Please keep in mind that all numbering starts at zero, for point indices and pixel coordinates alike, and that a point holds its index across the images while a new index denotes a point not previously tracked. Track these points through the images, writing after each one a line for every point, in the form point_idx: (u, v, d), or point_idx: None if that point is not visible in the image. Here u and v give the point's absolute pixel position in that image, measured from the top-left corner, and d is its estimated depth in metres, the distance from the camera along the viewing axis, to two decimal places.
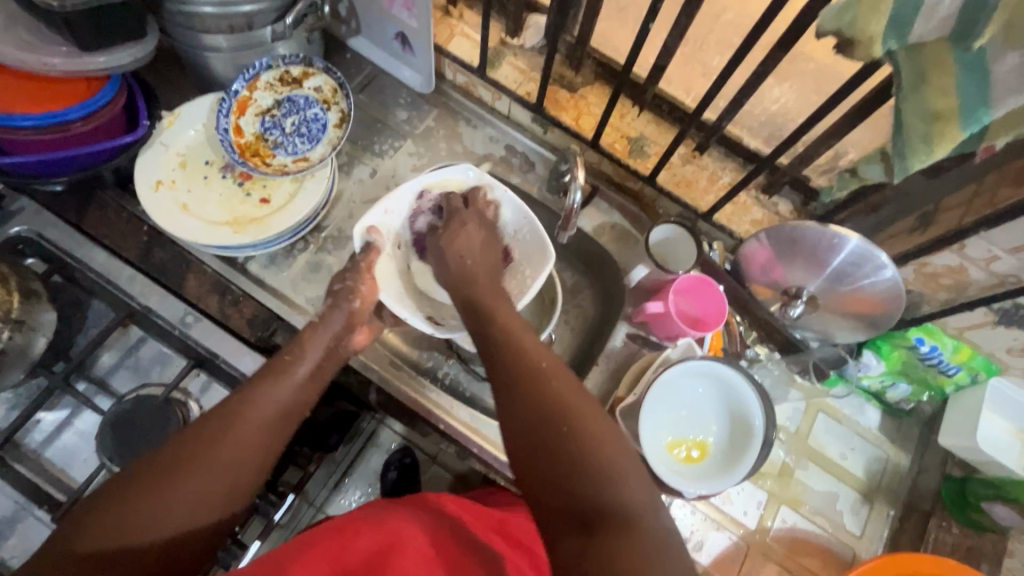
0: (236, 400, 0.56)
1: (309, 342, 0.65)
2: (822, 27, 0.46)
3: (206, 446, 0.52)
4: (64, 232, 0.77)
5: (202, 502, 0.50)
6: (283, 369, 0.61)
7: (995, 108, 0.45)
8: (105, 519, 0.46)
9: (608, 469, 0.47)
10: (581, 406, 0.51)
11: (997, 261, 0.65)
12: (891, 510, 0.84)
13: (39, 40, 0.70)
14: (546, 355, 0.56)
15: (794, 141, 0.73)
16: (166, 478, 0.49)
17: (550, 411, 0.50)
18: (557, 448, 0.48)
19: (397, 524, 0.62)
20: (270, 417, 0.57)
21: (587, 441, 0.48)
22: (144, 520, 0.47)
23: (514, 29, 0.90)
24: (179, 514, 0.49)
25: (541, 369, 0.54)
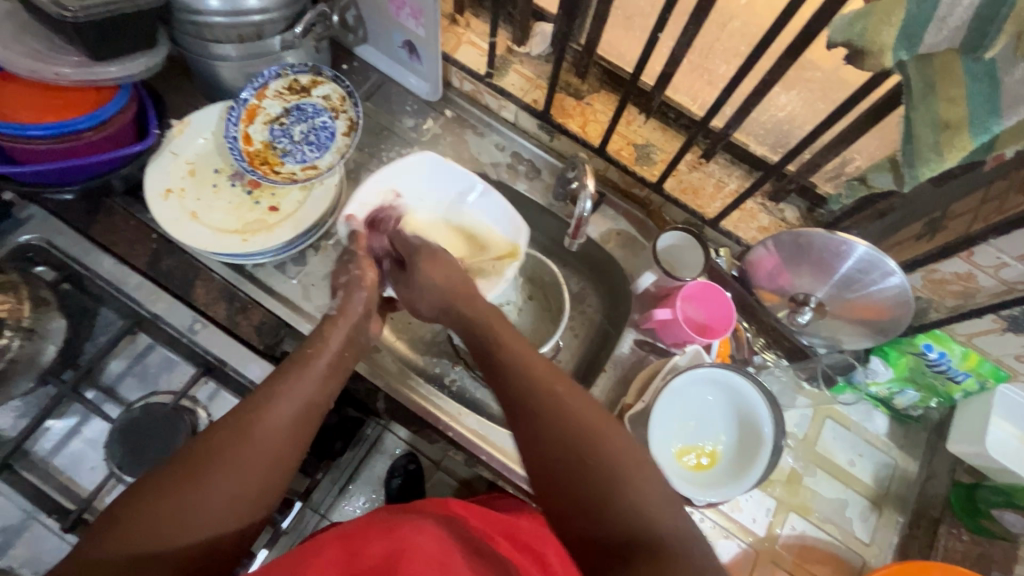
0: (264, 397, 0.55)
1: (329, 336, 0.64)
2: (831, 37, 0.46)
3: (236, 443, 0.51)
4: (72, 239, 0.78)
5: (231, 508, 0.49)
6: (305, 362, 0.59)
7: (1007, 117, 0.45)
8: (140, 520, 0.46)
9: (632, 493, 0.47)
10: (612, 442, 0.49)
11: (1005, 268, 0.65)
12: (900, 517, 0.84)
13: (50, 49, 0.70)
14: (559, 379, 0.54)
15: (802, 149, 0.73)
16: (197, 479, 0.48)
17: (572, 435, 0.50)
18: (580, 489, 0.48)
19: (408, 532, 0.60)
20: (298, 413, 0.56)
21: (615, 461, 0.48)
22: (180, 518, 0.47)
23: (520, 37, 0.90)
24: (211, 520, 0.48)
25: (555, 397, 0.52)
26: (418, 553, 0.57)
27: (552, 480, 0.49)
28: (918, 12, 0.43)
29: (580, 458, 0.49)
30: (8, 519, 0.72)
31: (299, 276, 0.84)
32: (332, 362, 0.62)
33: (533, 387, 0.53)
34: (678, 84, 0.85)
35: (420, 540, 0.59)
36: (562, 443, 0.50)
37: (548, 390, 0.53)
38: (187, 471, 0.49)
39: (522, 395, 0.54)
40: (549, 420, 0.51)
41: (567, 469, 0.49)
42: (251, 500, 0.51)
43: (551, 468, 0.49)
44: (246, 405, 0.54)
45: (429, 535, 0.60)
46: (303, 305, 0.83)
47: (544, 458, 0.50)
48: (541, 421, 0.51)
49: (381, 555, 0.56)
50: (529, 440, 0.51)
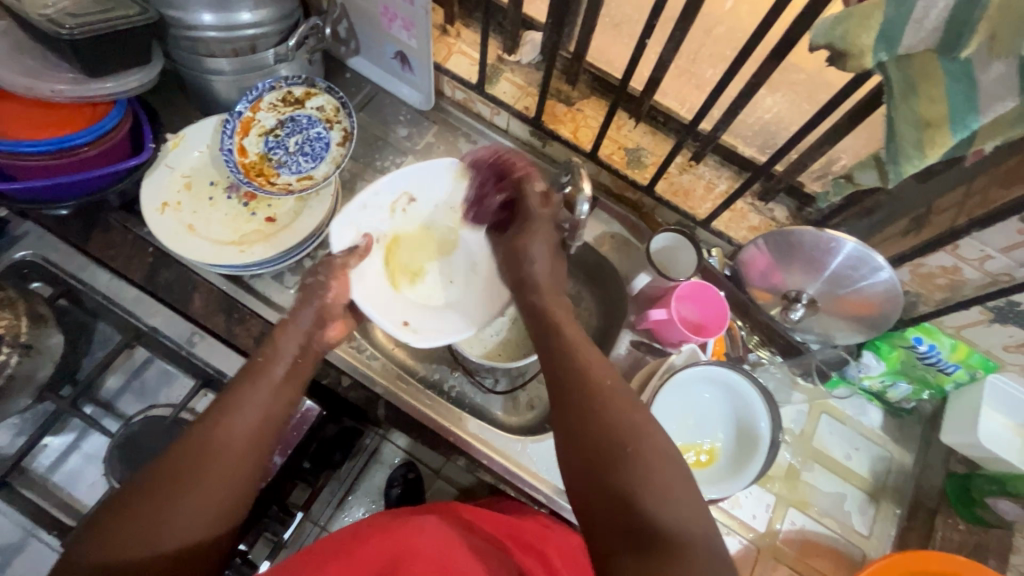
0: (219, 410, 0.56)
1: (281, 341, 0.65)
2: (813, 41, 0.48)
3: (195, 456, 0.52)
4: (69, 255, 0.78)
5: (187, 521, 0.49)
6: (258, 371, 0.60)
7: (982, 115, 0.47)
8: (100, 541, 0.47)
9: (659, 484, 0.48)
10: (640, 426, 0.51)
11: (989, 260, 0.67)
12: (898, 509, 0.84)
13: (45, 66, 0.71)
14: (608, 374, 0.56)
15: (789, 149, 0.74)
16: (150, 495, 0.49)
17: (615, 429, 0.51)
18: (603, 470, 0.49)
19: (409, 532, 0.60)
20: (255, 424, 0.56)
21: (650, 458, 0.49)
22: (142, 535, 0.48)
23: (511, 46, 0.92)
24: (168, 535, 0.48)
25: (597, 384, 0.54)
26: (417, 556, 0.57)
27: (586, 465, 0.51)
28: (896, 15, 0.44)
29: (617, 438, 0.50)
30: (9, 536, 0.71)
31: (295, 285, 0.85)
32: (288, 364, 0.63)
33: (585, 371, 0.56)
34: (666, 89, 0.87)
35: (420, 541, 0.59)
36: (597, 428, 0.52)
37: (596, 374, 0.56)
38: (143, 488, 0.50)
39: (576, 383, 0.55)
40: (593, 418, 0.52)
41: (596, 452, 0.51)
42: (215, 508, 0.51)
43: (581, 453, 0.51)
44: (198, 420, 0.55)
45: (430, 536, 0.60)
46: None
47: (583, 441, 0.52)
48: (582, 408, 0.53)
49: (382, 557, 0.56)
50: (567, 428, 0.53)
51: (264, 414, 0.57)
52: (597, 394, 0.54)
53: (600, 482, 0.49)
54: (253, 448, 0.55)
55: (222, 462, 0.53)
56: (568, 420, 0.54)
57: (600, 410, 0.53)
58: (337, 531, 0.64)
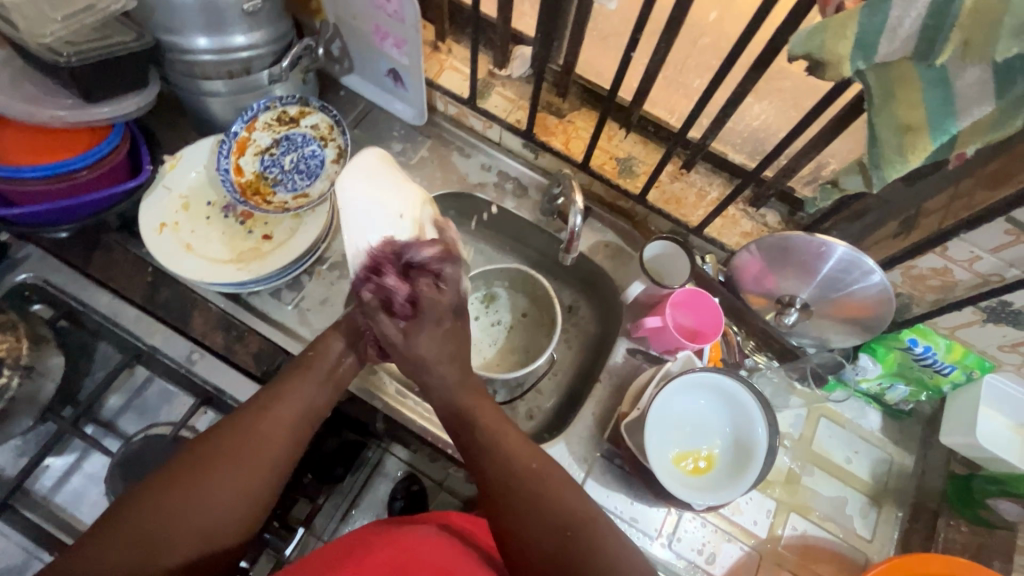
0: (269, 398, 0.62)
1: (332, 335, 0.70)
2: (792, 51, 0.49)
3: (246, 437, 0.58)
4: (69, 275, 0.79)
5: (237, 493, 0.55)
6: (308, 365, 0.66)
7: (961, 119, 0.48)
8: (149, 511, 0.52)
9: (551, 494, 0.60)
10: (583, 515, 0.59)
11: (979, 261, 0.67)
12: (899, 512, 0.84)
13: (45, 93, 0.72)
14: (497, 417, 0.67)
15: (777, 155, 0.75)
16: (207, 469, 0.55)
17: (507, 465, 0.62)
18: (510, 500, 0.60)
19: (410, 540, 0.60)
20: (299, 413, 0.62)
21: (543, 481, 0.61)
22: (192, 505, 0.53)
23: (501, 60, 0.93)
24: (217, 507, 0.54)
25: (528, 475, 0.61)
26: (418, 564, 0.57)
27: (518, 547, 0.58)
28: (871, 24, 0.45)
29: (556, 530, 0.58)
30: (11, 559, 0.72)
31: (293, 301, 0.86)
32: (336, 360, 0.68)
33: (510, 462, 0.62)
34: (655, 99, 0.88)
35: (420, 548, 0.59)
36: (534, 519, 0.58)
37: (531, 466, 0.62)
38: (197, 463, 0.55)
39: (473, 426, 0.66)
40: (491, 455, 0.63)
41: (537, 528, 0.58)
42: (254, 489, 0.56)
43: (528, 533, 0.58)
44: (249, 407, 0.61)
45: (429, 543, 0.61)
46: (298, 330, 0.84)
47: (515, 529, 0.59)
48: (505, 500, 0.60)
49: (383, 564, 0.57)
50: (503, 510, 0.60)
51: (309, 406, 0.63)
52: (527, 483, 0.60)
53: (542, 560, 0.57)
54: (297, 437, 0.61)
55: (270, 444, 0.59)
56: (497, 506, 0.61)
57: (532, 503, 0.59)
58: (342, 537, 0.64)
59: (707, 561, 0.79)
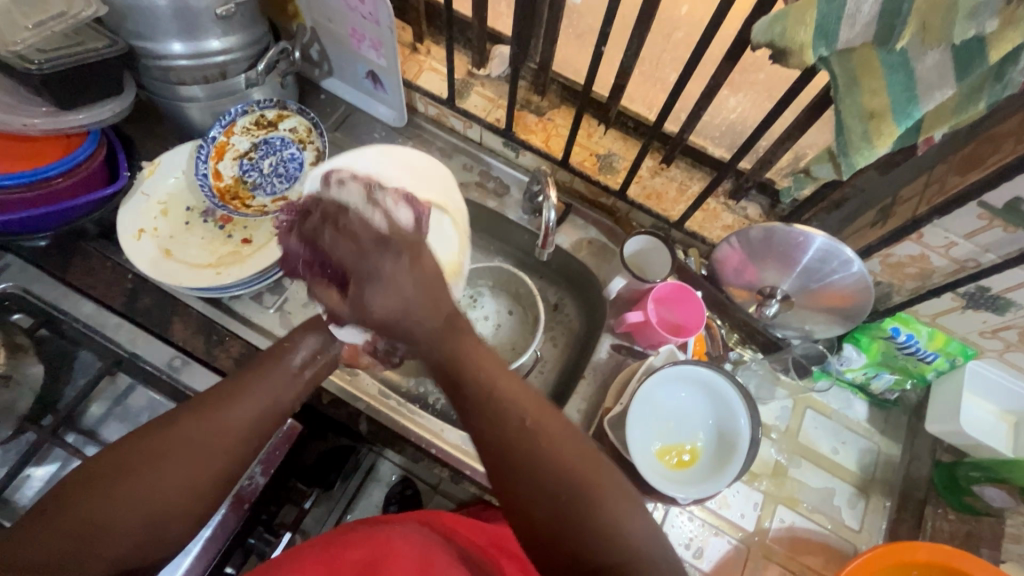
0: (230, 389, 0.58)
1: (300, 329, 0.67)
2: (755, 40, 0.49)
3: (201, 430, 0.54)
4: (48, 284, 0.79)
5: (186, 492, 0.52)
6: (276, 359, 0.62)
7: (924, 103, 0.48)
8: (88, 504, 0.48)
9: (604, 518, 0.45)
10: (598, 484, 0.46)
11: (955, 247, 0.67)
12: (887, 502, 0.84)
13: (17, 101, 0.71)
14: (536, 402, 0.49)
15: (752, 147, 0.75)
16: (151, 461, 0.51)
17: (558, 469, 0.46)
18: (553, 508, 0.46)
19: (386, 538, 0.62)
20: (259, 412, 0.58)
21: (599, 500, 0.45)
22: (135, 498, 0.50)
23: (479, 60, 0.93)
24: (163, 506, 0.51)
25: (536, 409, 0.48)
26: (397, 558, 0.58)
27: (514, 479, 0.47)
28: (829, 11, 0.45)
29: (558, 476, 0.46)
30: None
31: (274, 305, 0.87)
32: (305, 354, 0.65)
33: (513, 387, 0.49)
34: (633, 94, 0.88)
35: (400, 544, 0.61)
36: (537, 474, 0.46)
37: (539, 399, 0.49)
38: (141, 454, 0.51)
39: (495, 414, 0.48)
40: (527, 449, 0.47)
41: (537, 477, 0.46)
42: (202, 484, 0.53)
43: (524, 473, 0.46)
44: (205, 395, 0.57)
45: (409, 540, 0.62)
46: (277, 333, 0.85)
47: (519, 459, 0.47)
48: (518, 434, 0.47)
49: (364, 558, 0.58)
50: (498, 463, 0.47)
51: (271, 403, 0.59)
52: (536, 416, 0.48)
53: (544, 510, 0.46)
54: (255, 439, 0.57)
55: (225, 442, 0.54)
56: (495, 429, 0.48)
57: (539, 434, 0.47)
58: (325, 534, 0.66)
59: (694, 555, 0.78)
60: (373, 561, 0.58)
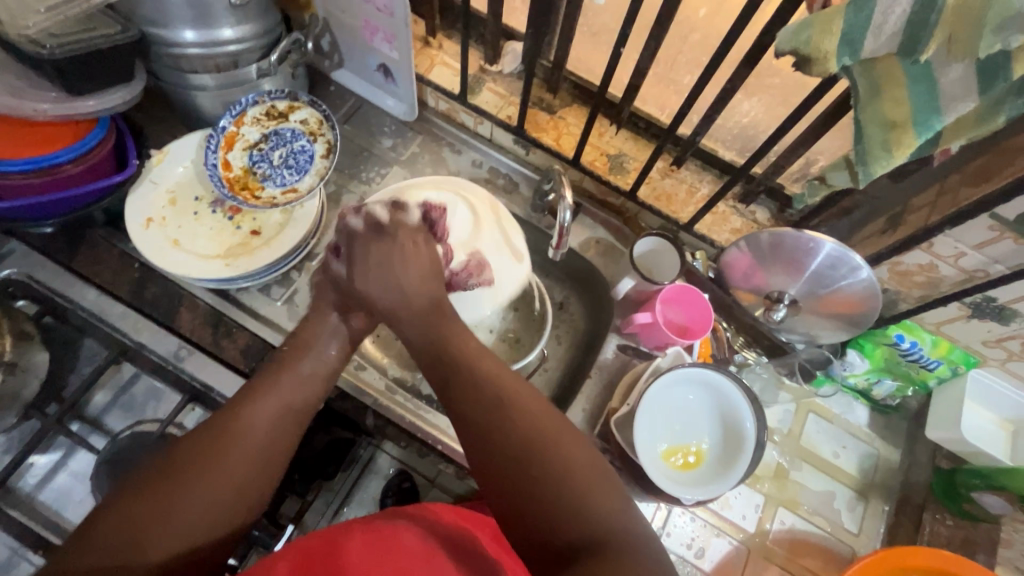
0: (243, 402, 0.59)
1: (310, 337, 0.67)
2: (779, 47, 0.49)
3: (220, 443, 0.55)
4: (54, 272, 0.78)
5: (219, 501, 0.52)
6: (281, 370, 0.63)
7: (946, 115, 0.48)
8: (116, 526, 0.48)
9: (574, 490, 0.48)
10: (573, 463, 0.49)
11: (964, 257, 0.68)
12: (886, 506, 0.85)
13: (27, 85, 0.71)
14: (517, 385, 0.56)
15: (766, 152, 0.76)
16: (188, 471, 0.52)
17: (529, 446, 0.50)
18: (527, 484, 0.48)
19: (392, 531, 0.62)
20: (278, 415, 0.59)
21: (571, 475, 0.48)
22: (160, 516, 0.49)
23: (492, 56, 0.93)
24: (193, 516, 0.51)
25: (511, 397, 0.54)
26: (398, 550, 0.59)
27: (498, 466, 0.50)
28: (856, 20, 0.46)
29: (530, 455, 0.49)
30: None
31: (283, 298, 0.85)
32: (318, 360, 0.66)
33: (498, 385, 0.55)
34: (646, 95, 0.88)
35: (404, 536, 0.61)
36: (515, 444, 0.51)
37: (512, 387, 0.55)
38: (170, 470, 0.52)
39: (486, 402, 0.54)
40: (502, 430, 0.52)
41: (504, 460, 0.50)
42: (230, 491, 0.53)
43: (496, 458, 0.50)
44: (222, 411, 0.58)
45: (414, 532, 0.63)
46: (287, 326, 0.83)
47: (494, 447, 0.51)
48: (493, 421, 0.52)
49: (368, 548, 0.59)
50: (480, 437, 0.52)
51: (287, 408, 0.60)
52: (508, 401, 0.53)
53: (514, 496, 0.49)
54: (276, 440, 0.58)
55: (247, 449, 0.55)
56: (478, 435, 0.53)
57: (515, 425, 0.52)
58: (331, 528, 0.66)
59: (696, 555, 0.79)
60: (378, 552, 0.59)
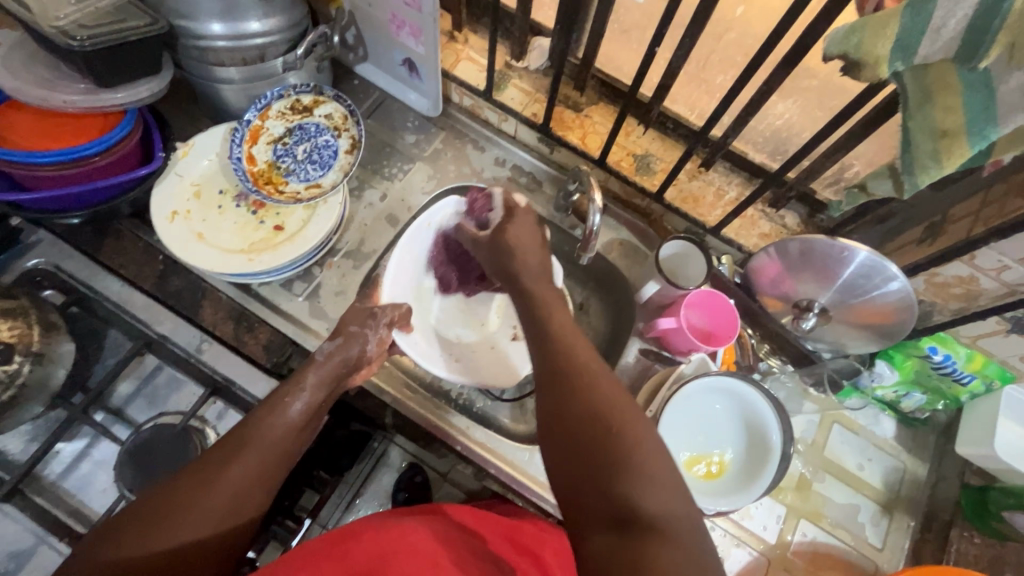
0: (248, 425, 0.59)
1: (309, 370, 0.66)
2: (827, 50, 0.47)
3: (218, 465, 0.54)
4: (81, 263, 0.79)
5: (212, 522, 0.52)
6: (279, 403, 0.62)
7: (1002, 125, 0.46)
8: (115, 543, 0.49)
9: (638, 461, 0.44)
10: (621, 413, 0.47)
11: (1007, 270, 0.66)
12: (911, 522, 0.83)
13: (58, 77, 0.71)
14: (593, 355, 0.53)
15: (802, 156, 0.73)
16: (180, 497, 0.52)
17: (596, 412, 0.47)
18: (601, 459, 0.45)
19: (404, 532, 0.62)
20: (275, 446, 0.59)
21: (632, 440, 0.45)
22: (153, 534, 0.49)
23: (519, 52, 0.91)
24: (182, 534, 0.50)
25: (586, 367, 0.51)
26: (408, 552, 0.59)
27: (565, 427, 0.48)
28: (912, 24, 0.44)
29: (593, 419, 0.47)
30: (20, 542, 0.72)
31: (305, 293, 0.84)
32: (316, 394, 0.65)
33: (569, 355, 0.52)
34: (676, 95, 0.86)
35: (414, 539, 0.61)
36: (578, 409, 0.48)
37: (588, 362, 0.51)
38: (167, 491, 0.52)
39: (557, 365, 0.52)
40: (572, 399, 0.49)
41: (571, 422, 0.48)
42: (218, 509, 0.52)
43: (569, 427, 0.48)
44: (228, 437, 0.58)
45: (426, 536, 0.62)
46: (308, 322, 0.82)
47: (562, 411, 0.49)
48: (561, 388, 0.50)
49: (375, 552, 0.58)
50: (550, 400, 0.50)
51: (284, 444, 0.60)
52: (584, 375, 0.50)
53: (581, 462, 0.46)
54: (269, 474, 0.57)
55: (256, 462, 0.57)
56: (550, 398, 0.50)
57: (580, 388, 0.49)
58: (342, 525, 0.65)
59: None
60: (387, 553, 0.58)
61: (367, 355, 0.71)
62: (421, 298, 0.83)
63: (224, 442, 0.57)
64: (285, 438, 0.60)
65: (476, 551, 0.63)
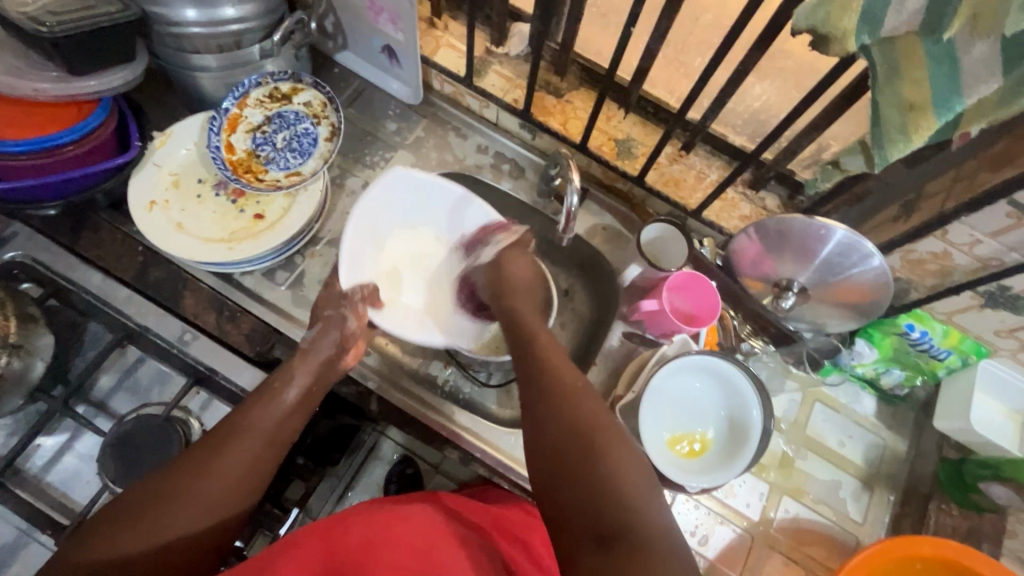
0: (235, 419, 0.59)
1: (299, 367, 0.66)
2: (795, 25, 0.47)
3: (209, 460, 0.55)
4: (58, 254, 0.76)
5: (203, 517, 0.53)
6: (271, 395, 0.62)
7: (967, 96, 0.47)
8: (105, 538, 0.50)
9: (619, 483, 0.50)
10: (600, 433, 0.53)
11: (979, 245, 0.67)
12: (891, 496, 0.85)
13: (28, 65, 0.69)
14: (577, 376, 0.60)
15: (777, 136, 0.74)
16: (173, 492, 0.53)
17: (575, 430, 0.54)
18: (581, 473, 0.51)
19: (393, 522, 0.62)
20: (266, 440, 0.59)
21: (610, 456, 0.51)
22: (145, 529, 0.50)
23: (498, 38, 0.91)
24: (174, 531, 0.51)
25: (572, 387, 0.58)
26: (396, 543, 0.59)
27: (551, 446, 0.54)
28: None
29: (576, 433, 0.54)
30: (4, 537, 0.71)
31: (287, 282, 0.85)
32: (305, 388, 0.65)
33: (557, 376, 0.59)
34: (655, 79, 0.87)
35: (404, 529, 0.61)
36: (561, 425, 0.55)
37: (571, 382, 0.59)
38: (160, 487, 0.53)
39: (546, 386, 0.59)
40: (560, 413, 0.56)
41: (556, 447, 0.54)
42: (210, 504, 0.54)
43: (555, 443, 0.54)
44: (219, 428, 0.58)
45: (416, 525, 0.62)
46: (291, 310, 0.84)
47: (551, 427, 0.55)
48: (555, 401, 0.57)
49: (366, 544, 0.58)
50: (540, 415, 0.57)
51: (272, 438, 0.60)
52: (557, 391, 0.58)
53: (563, 476, 0.52)
54: (258, 468, 0.58)
55: (253, 453, 0.58)
56: (537, 413, 0.57)
57: (564, 401, 0.57)
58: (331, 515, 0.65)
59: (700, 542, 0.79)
60: (374, 547, 0.58)
61: (348, 335, 0.72)
62: (387, 273, 0.80)
63: (215, 435, 0.58)
64: (276, 430, 0.60)
65: (462, 532, 0.64)
